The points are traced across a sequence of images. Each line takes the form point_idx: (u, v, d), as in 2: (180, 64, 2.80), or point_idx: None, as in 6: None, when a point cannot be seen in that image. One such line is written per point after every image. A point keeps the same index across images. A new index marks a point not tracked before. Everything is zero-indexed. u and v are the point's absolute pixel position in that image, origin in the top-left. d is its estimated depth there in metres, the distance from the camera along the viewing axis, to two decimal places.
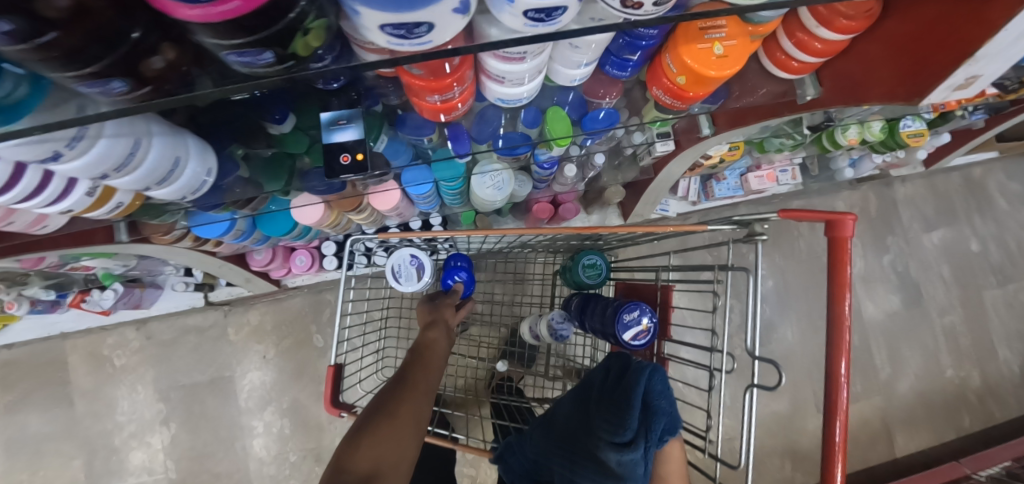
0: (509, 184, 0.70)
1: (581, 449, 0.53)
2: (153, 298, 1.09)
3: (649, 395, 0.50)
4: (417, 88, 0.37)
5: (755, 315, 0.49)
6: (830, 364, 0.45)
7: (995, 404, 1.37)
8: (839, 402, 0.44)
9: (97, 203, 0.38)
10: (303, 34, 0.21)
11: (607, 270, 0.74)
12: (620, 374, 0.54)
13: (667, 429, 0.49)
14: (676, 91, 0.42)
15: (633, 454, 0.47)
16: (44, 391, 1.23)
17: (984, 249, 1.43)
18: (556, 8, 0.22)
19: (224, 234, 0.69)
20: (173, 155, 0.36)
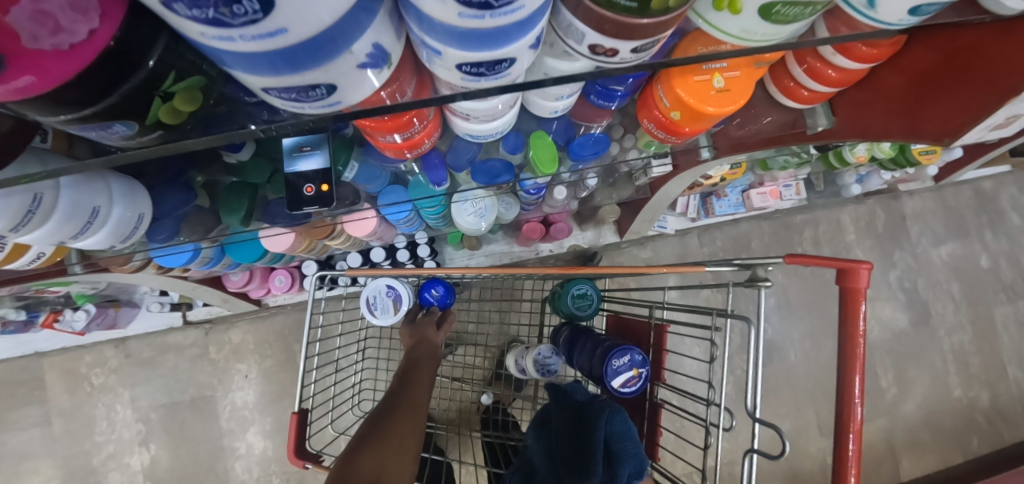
0: (492, 210, 0.66)
1: None
2: (130, 318, 1.04)
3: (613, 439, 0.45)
4: (370, 129, 0.33)
5: (758, 369, 0.44)
6: (842, 428, 0.41)
7: (1003, 426, 1.33)
8: (850, 446, 0.40)
9: (10, 257, 0.33)
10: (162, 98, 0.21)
11: (598, 300, 0.69)
12: (580, 414, 0.49)
13: (635, 476, 0.43)
14: (670, 126, 0.37)
15: None
16: (20, 410, 1.19)
17: (995, 265, 1.37)
18: (498, 61, 0.19)
19: (189, 262, 0.64)
20: (91, 205, 0.31)
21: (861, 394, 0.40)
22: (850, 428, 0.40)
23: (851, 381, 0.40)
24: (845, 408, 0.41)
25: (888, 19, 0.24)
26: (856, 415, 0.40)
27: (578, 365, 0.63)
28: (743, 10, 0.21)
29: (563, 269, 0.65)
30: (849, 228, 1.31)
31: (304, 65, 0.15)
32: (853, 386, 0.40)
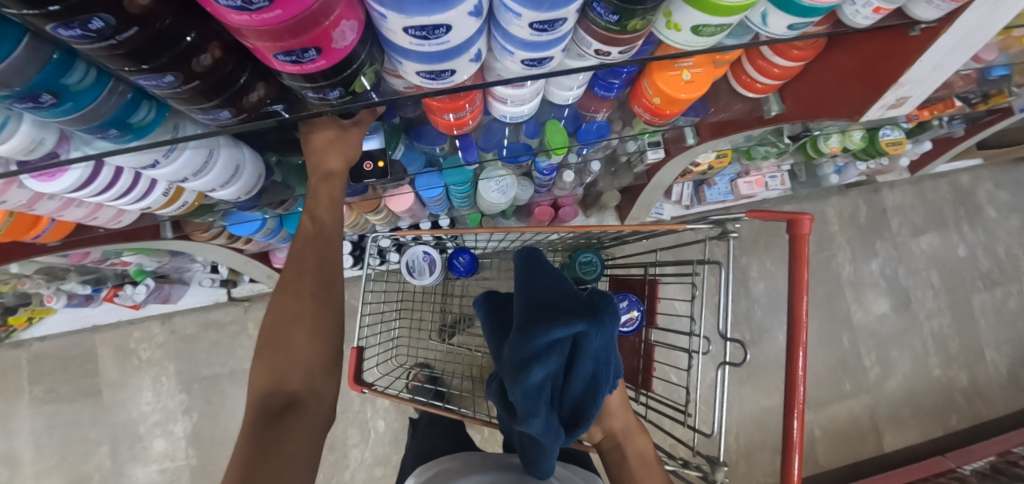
0: (512, 188, 0.77)
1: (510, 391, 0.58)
2: (180, 294, 1.17)
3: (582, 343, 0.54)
4: (435, 108, 0.44)
5: (727, 302, 0.55)
6: (789, 366, 0.52)
7: (982, 404, 1.40)
8: (794, 425, 0.50)
9: (169, 201, 0.45)
10: (361, 77, 0.29)
11: (601, 266, 0.81)
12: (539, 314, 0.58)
13: (599, 370, 0.54)
14: (654, 110, 0.49)
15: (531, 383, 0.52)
16: (75, 381, 1.30)
17: (972, 255, 1.47)
18: (545, 57, 0.30)
19: (256, 231, 0.76)
20: (235, 163, 0.43)
21: (805, 374, 0.51)
22: (795, 411, 0.51)
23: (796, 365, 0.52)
24: (792, 393, 0.52)
25: (777, 31, 0.36)
26: (800, 396, 0.51)
27: None
28: (682, 29, 0.32)
29: (579, 227, 0.77)
30: (833, 219, 1.43)
31: (449, 56, 0.26)
32: (799, 327, 0.52)
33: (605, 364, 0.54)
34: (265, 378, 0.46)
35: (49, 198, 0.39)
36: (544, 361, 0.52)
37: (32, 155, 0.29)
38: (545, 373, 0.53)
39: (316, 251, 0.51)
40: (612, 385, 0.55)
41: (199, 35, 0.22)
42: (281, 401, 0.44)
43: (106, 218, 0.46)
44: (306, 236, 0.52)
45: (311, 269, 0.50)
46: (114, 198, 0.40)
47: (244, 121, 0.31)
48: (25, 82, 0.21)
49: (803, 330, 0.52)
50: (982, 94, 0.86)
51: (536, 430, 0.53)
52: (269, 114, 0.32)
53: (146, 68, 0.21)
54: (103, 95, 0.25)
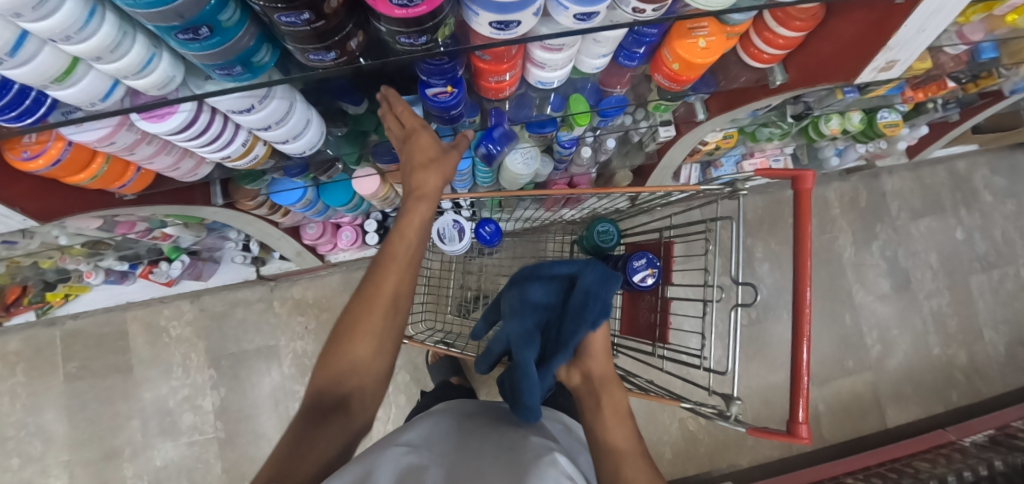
0: (535, 161, 0.82)
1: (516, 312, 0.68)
2: (212, 272, 1.22)
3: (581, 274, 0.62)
4: (481, 70, 0.50)
5: (738, 255, 0.61)
6: (795, 349, 0.57)
7: (980, 381, 1.45)
8: (800, 412, 0.55)
9: (245, 153, 0.51)
10: (442, 26, 0.34)
11: (618, 235, 0.86)
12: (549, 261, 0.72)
13: (591, 298, 0.58)
14: (673, 76, 0.55)
15: (529, 291, 0.66)
16: (107, 357, 1.36)
17: (970, 238, 1.52)
18: (593, 12, 0.36)
19: (296, 202, 0.82)
20: (306, 118, 0.49)
21: (807, 363, 0.56)
22: (800, 398, 0.56)
23: (800, 353, 0.57)
24: (796, 381, 0.57)
25: None
26: (803, 384, 0.56)
27: None
28: None
29: (601, 192, 0.80)
30: (834, 203, 1.48)
31: (517, 10, 0.32)
32: (802, 311, 0.57)
33: (595, 296, 0.58)
34: (326, 376, 0.51)
35: (147, 143, 0.45)
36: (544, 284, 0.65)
37: (162, 91, 0.35)
38: (544, 292, 0.65)
39: (395, 278, 0.55)
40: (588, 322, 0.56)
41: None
42: (333, 400, 0.49)
43: (187, 168, 0.52)
44: (390, 261, 0.56)
45: (386, 294, 0.55)
46: (204, 145, 0.45)
47: (338, 65, 0.37)
48: (193, 15, 0.26)
49: (806, 321, 0.57)
50: (973, 75, 0.91)
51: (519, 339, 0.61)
52: (360, 59, 0.37)
53: (285, 7, 0.26)
54: (239, 35, 0.31)
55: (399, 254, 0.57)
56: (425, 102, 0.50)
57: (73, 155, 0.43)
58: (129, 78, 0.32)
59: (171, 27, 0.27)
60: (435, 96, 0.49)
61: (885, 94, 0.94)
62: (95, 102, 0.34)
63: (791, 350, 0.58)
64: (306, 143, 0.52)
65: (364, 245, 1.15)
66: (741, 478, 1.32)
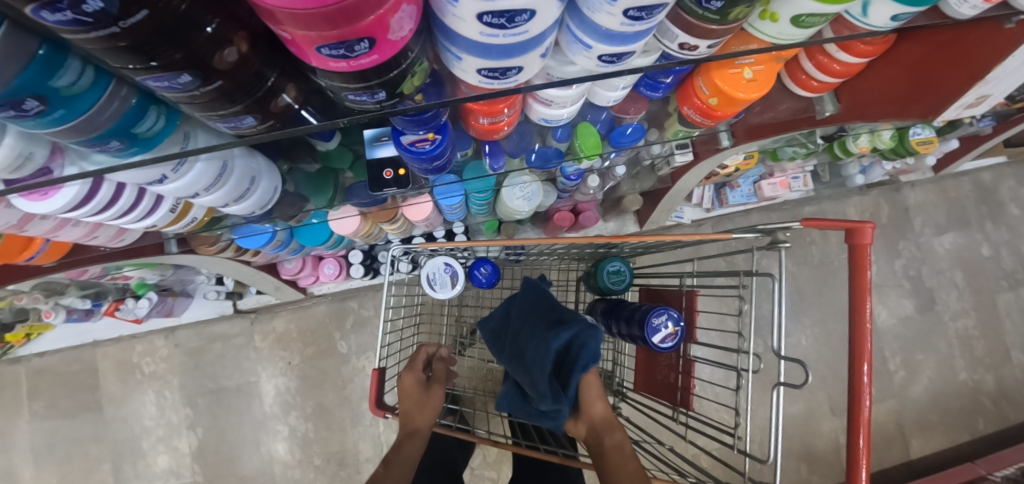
0: (538, 195, 0.73)
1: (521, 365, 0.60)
2: (184, 307, 1.11)
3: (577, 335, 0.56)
4: (471, 111, 0.40)
5: (781, 319, 0.51)
6: (853, 368, 0.48)
7: (1008, 407, 1.34)
8: (859, 440, 0.46)
9: (177, 218, 0.41)
10: (411, 76, 0.25)
11: (631, 276, 0.77)
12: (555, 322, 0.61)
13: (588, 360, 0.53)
14: (706, 110, 0.45)
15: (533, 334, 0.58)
16: (75, 397, 1.25)
17: (996, 254, 1.40)
18: (627, 52, 0.26)
19: (266, 245, 0.72)
20: (251, 174, 0.39)
21: (870, 392, 0.47)
22: (859, 428, 0.46)
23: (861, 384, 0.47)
24: (856, 406, 0.47)
25: (877, 23, 0.33)
26: (864, 415, 0.47)
27: (617, 333, 0.70)
28: (780, 19, 0.31)
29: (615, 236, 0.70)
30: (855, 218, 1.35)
31: (516, 53, 0.22)
32: (862, 335, 0.48)
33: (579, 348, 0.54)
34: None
35: (41, 217, 0.35)
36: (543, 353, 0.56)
37: (18, 173, 0.25)
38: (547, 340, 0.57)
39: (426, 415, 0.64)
40: (582, 368, 0.52)
41: (211, 37, 0.18)
42: None
43: (106, 236, 0.42)
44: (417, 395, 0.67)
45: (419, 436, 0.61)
46: (115, 217, 0.35)
47: (270, 130, 0.27)
48: (3, 85, 0.17)
49: (869, 345, 0.47)
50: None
51: (542, 402, 0.54)
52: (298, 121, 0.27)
53: (154, 66, 0.17)
54: (101, 100, 0.21)
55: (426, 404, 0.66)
56: (401, 152, 0.40)
57: None
58: None
59: None
60: (412, 145, 0.39)
61: None
62: None
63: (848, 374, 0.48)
64: (252, 205, 0.42)
65: (350, 277, 1.05)
66: None
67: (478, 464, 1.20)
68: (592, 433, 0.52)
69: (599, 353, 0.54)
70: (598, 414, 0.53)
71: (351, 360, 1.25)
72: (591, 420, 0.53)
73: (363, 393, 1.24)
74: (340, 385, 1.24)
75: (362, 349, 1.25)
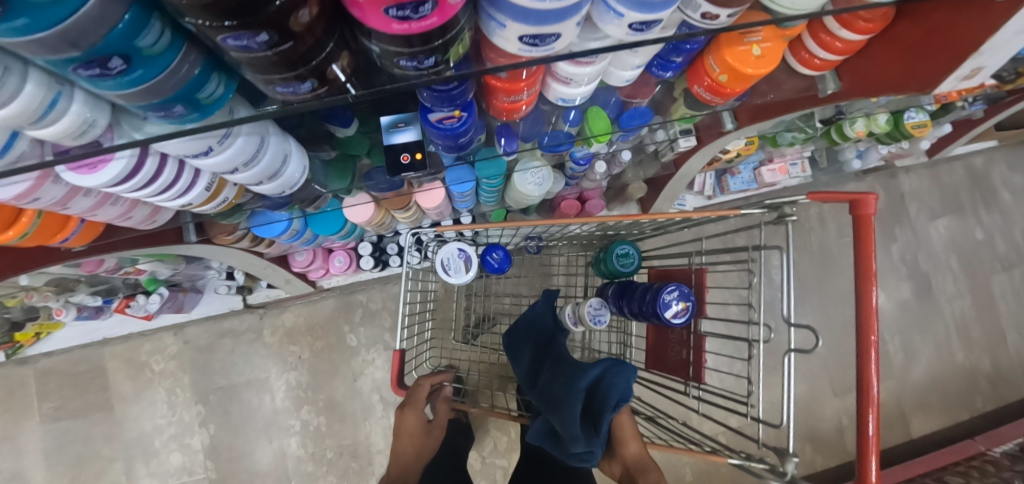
0: (549, 181, 0.74)
1: (553, 401, 0.62)
2: (194, 303, 1.12)
3: (610, 374, 0.59)
4: (494, 89, 0.42)
5: (790, 288, 0.53)
6: (861, 356, 0.50)
7: (1004, 387, 1.37)
8: (870, 426, 0.48)
9: (210, 197, 0.42)
10: (457, 44, 0.26)
11: (639, 259, 0.78)
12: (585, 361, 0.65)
13: (621, 398, 0.57)
14: (716, 87, 0.47)
15: (569, 373, 0.62)
16: (85, 397, 1.24)
17: (989, 238, 1.43)
18: (655, 20, 0.28)
19: (281, 234, 0.73)
20: (282, 153, 0.41)
21: (877, 355, 0.49)
22: (869, 411, 0.49)
23: (870, 348, 0.50)
24: (864, 391, 0.50)
25: None
26: (874, 398, 0.49)
27: (628, 312, 0.72)
28: None
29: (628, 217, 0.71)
30: None
31: (558, 19, 0.24)
32: (869, 308, 0.50)
33: (612, 386, 0.58)
34: None
35: (84, 194, 0.36)
36: (576, 389, 0.59)
37: (80, 141, 0.26)
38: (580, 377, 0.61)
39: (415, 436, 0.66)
40: (613, 407, 0.56)
41: (289, 0, 0.19)
42: None
43: (141, 217, 0.43)
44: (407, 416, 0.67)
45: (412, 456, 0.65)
46: (156, 193, 0.37)
47: (321, 96, 0.29)
48: (94, 41, 0.18)
49: (873, 311, 0.50)
50: (1013, 72, 0.83)
51: (573, 444, 0.56)
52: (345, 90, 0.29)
53: (231, 25, 0.18)
54: (174, 63, 0.22)
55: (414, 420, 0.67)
56: (427, 129, 0.42)
57: None
58: (28, 128, 0.24)
59: (65, 62, 0.19)
60: (439, 122, 0.41)
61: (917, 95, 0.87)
62: None
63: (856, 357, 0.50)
64: (281, 186, 0.44)
65: (359, 270, 1.06)
66: None
67: (488, 452, 1.21)
68: (627, 473, 0.65)
69: (628, 390, 0.57)
70: (631, 453, 0.66)
71: (361, 353, 1.26)
72: (625, 460, 0.66)
73: (373, 386, 1.25)
74: (350, 378, 1.25)
75: (372, 342, 1.26)
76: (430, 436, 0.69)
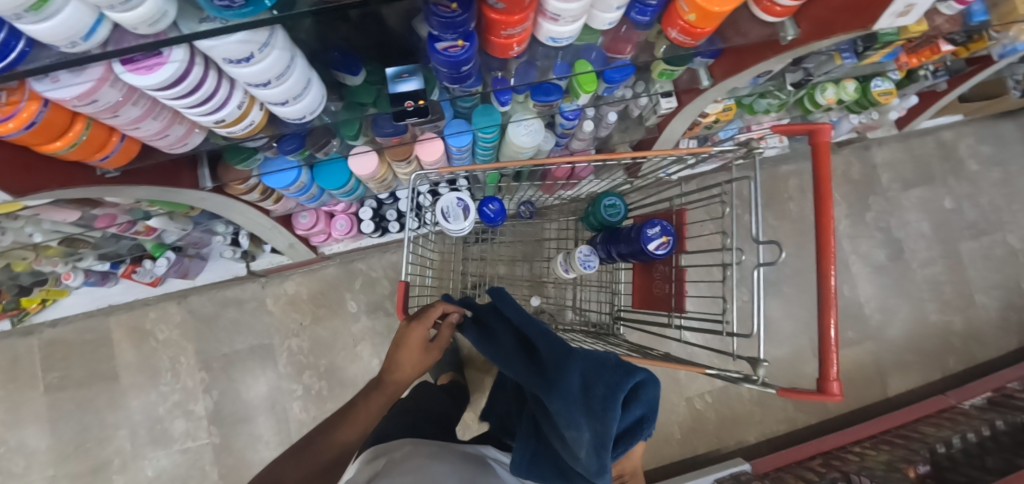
0: (540, 133, 0.79)
1: (571, 413, 0.47)
2: (199, 269, 1.15)
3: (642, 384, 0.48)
4: (494, 22, 0.47)
5: (756, 211, 0.60)
6: (823, 330, 0.56)
7: (976, 346, 1.44)
8: (830, 384, 0.54)
9: (240, 117, 0.49)
10: None
11: (625, 209, 0.84)
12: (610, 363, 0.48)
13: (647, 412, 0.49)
14: (688, 28, 0.53)
15: (604, 387, 0.46)
16: (89, 366, 1.25)
17: (959, 206, 1.51)
18: None
19: (290, 185, 0.78)
20: (306, 77, 0.48)
21: (835, 273, 0.56)
22: (830, 377, 0.55)
23: (829, 302, 0.55)
24: (825, 359, 0.55)
25: None
26: (833, 367, 0.54)
27: (615, 254, 0.78)
28: None
29: (608, 157, 0.77)
30: None
31: None
32: (827, 254, 0.56)
33: (647, 403, 0.48)
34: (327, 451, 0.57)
35: (132, 103, 0.42)
36: (609, 408, 0.44)
37: (153, 29, 0.33)
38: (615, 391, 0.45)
39: (408, 357, 0.63)
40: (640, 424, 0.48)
41: None
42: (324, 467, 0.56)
43: (176, 136, 0.51)
44: (401, 344, 0.63)
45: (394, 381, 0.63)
46: (198, 104, 0.44)
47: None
48: None
49: (831, 236, 0.56)
50: (966, 37, 0.91)
51: (598, 472, 0.46)
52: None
53: None
54: None
55: (412, 340, 0.63)
56: (434, 56, 0.48)
57: (47, 118, 0.39)
58: (114, 12, 0.30)
59: None
60: (446, 50, 0.47)
61: (880, 61, 0.94)
62: (76, 41, 0.31)
63: (819, 330, 0.56)
64: (301, 109, 0.51)
65: (360, 234, 1.10)
66: (750, 452, 1.32)
67: (485, 412, 1.27)
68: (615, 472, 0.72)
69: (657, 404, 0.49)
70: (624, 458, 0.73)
71: (361, 319, 1.30)
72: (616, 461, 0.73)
73: (373, 351, 1.29)
74: (351, 343, 1.29)
75: (372, 308, 1.30)
76: (427, 357, 0.65)
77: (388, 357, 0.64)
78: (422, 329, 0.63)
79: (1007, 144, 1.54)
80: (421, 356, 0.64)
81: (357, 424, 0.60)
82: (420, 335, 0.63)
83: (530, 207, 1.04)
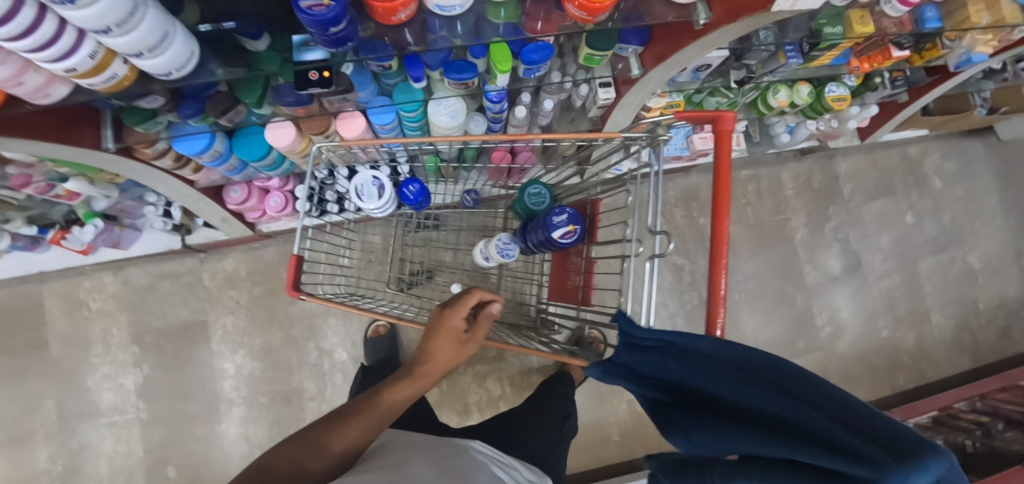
0: (462, 114, 0.77)
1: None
2: (131, 239, 1.13)
3: None
4: None
5: (656, 203, 0.58)
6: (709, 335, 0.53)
7: (926, 363, 1.42)
8: None
9: (96, 69, 0.47)
10: None
11: (551, 198, 0.82)
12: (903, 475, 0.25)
13: None
14: (585, 3, 0.51)
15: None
16: (19, 333, 1.22)
17: (920, 222, 1.49)
18: None
19: (202, 153, 0.75)
20: (162, 29, 0.45)
21: (726, 272, 0.53)
22: None
23: (717, 304, 0.53)
24: None
25: None
26: None
27: (531, 243, 0.76)
28: None
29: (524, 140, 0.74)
30: (788, 184, 1.46)
31: None
32: (719, 253, 0.53)
33: None
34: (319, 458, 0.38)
35: None
36: None
37: None
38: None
39: (443, 344, 0.53)
40: None
41: None
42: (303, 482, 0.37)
43: (33, 86, 0.48)
44: (437, 333, 0.54)
45: (428, 374, 0.50)
46: (36, 50, 0.41)
47: None
48: None
49: (725, 233, 0.53)
50: (914, 41, 0.87)
51: None
52: None
53: None
54: None
55: (449, 329, 0.54)
56: (300, 16, 0.46)
57: None
58: None
59: None
60: (310, 9, 0.44)
61: (829, 64, 0.92)
62: None
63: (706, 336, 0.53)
64: (162, 62, 0.49)
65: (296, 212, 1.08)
66: None
67: None
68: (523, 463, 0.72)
69: None
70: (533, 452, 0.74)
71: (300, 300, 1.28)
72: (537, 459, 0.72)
73: (311, 334, 1.27)
74: (288, 324, 1.27)
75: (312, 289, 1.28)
76: (463, 351, 0.55)
77: (420, 345, 0.53)
78: (458, 319, 0.56)
79: (972, 162, 1.53)
80: (460, 347, 0.55)
81: (370, 424, 0.43)
82: (456, 324, 0.55)
83: (472, 196, 1.01)
